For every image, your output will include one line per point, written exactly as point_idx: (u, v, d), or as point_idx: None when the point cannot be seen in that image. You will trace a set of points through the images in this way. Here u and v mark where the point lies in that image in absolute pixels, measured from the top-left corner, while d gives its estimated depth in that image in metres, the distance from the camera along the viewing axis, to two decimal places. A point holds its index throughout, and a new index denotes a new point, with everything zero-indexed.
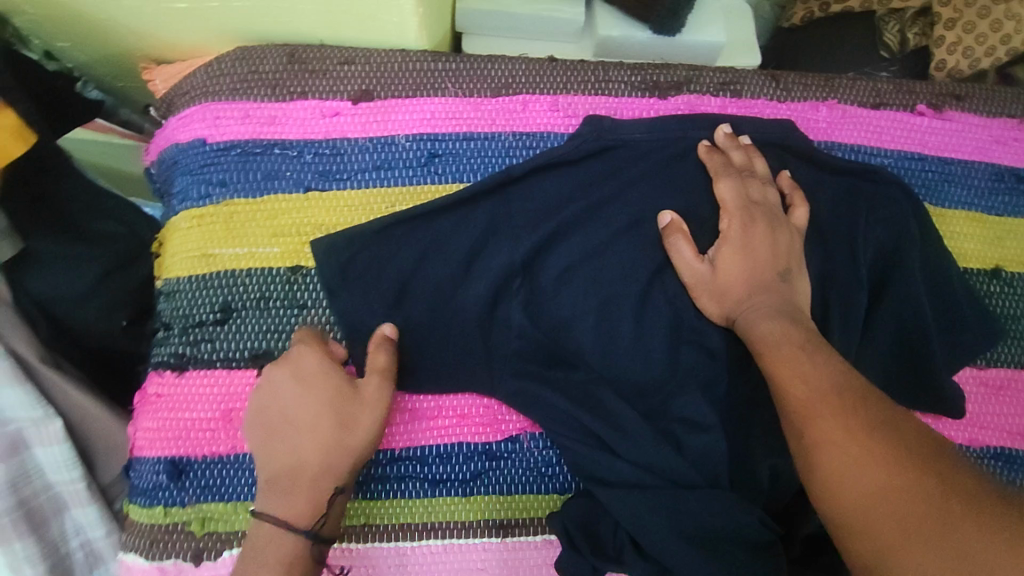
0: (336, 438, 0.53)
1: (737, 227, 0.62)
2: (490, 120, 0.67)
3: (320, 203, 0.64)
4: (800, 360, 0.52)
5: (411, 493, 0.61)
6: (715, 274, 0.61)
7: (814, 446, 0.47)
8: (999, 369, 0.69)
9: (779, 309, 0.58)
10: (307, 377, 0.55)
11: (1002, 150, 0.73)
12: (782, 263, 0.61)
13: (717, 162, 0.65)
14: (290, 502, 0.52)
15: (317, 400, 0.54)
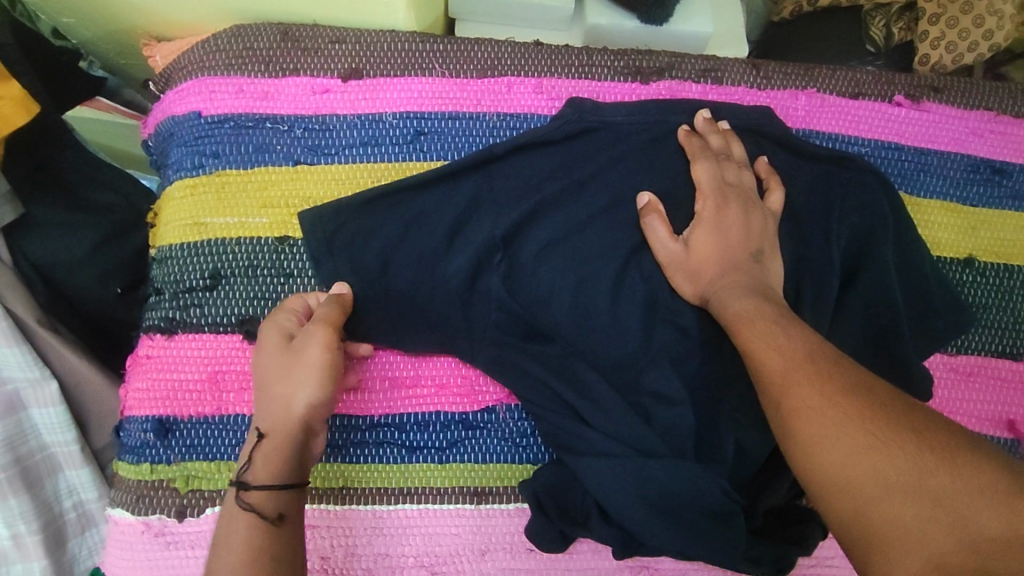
0: (262, 395, 0.56)
1: (712, 208, 0.64)
2: (475, 100, 0.69)
3: (309, 176, 0.66)
4: (767, 334, 0.54)
5: (388, 458, 0.64)
6: (689, 253, 0.63)
7: (795, 413, 0.48)
8: (969, 356, 0.71)
9: (750, 287, 0.60)
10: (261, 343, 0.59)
11: (979, 142, 0.74)
12: (755, 244, 0.63)
13: (696, 146, 0.67)
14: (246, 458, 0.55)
15: (262, 363, 0.57)
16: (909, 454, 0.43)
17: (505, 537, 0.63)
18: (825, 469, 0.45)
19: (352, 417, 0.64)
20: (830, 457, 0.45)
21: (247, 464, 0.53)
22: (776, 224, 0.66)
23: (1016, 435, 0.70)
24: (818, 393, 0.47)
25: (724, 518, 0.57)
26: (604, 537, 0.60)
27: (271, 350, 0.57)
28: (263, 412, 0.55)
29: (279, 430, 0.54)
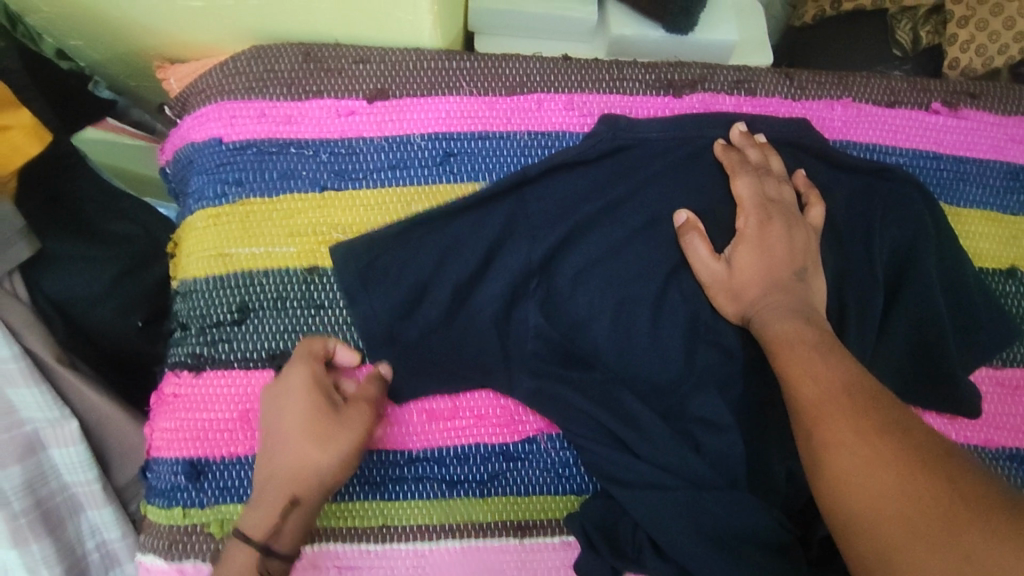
0: (293, 460, 0.52)
1: (754, 224, 0.62)
2: (505, 119, 0.67)
3: (337, 202, 0.64)
4: (817, 361, 0.53)
5: (428, 494, 0.61)
6: (732, 273, 0.61)
7: (824, 447, 0.48)
8: (1015, 369, 0.68)
9: (795, 309, 0.58)
10: (286, 387, 0.54)
11: (1018, 149, 0.71)
12: (800, 262, 0.61)
13: (734, 161, 0.64)
14: (252, 513, 0.52)
15: (289, 414, 0.53)
16: (938, 505, 0.41)
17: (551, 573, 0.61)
18: (855, 505, 0.44)
19: (390, 452, 0.62)
20: (860, 495, 0.44)
21: (272, 532, 0.51)
22: (818, 240, 0.64)
23: None
24: (850, 429, 0.47)
25: (781, 550, 0.55)
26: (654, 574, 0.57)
27: (307, 408, 0.53)
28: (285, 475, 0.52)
29: (312, 504, 0.52)
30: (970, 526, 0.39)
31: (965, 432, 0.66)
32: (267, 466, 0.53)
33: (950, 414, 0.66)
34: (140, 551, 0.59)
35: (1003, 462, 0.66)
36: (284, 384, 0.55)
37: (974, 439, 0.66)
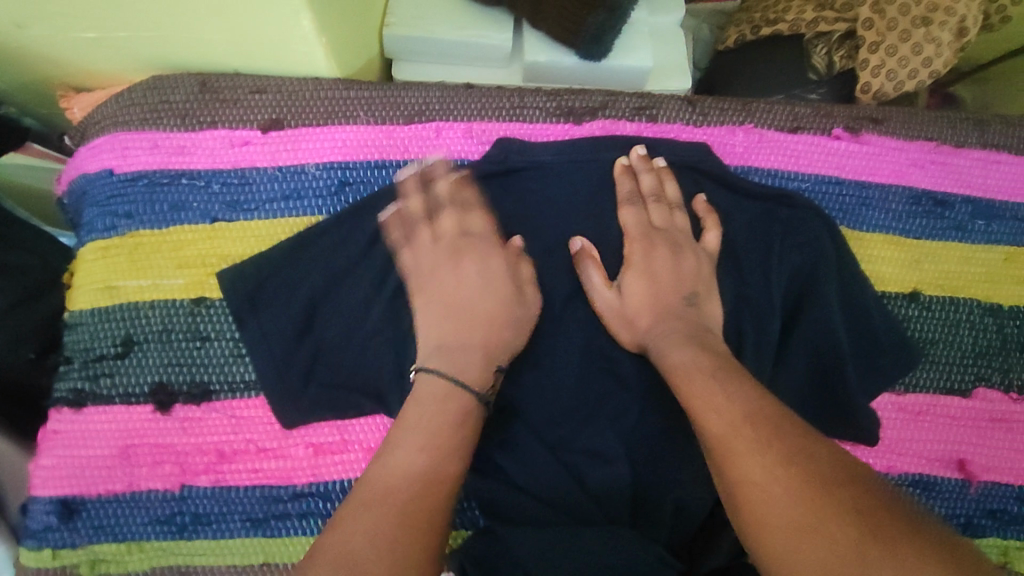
0: (501, 327, 0.58)
1: (640, 253, 0.62)
2: (402, 147, 0.66)
3: (227, 233, 0.64)
4: (717, 395, 0.51)
5: (311, 530, 0.60)
6: (624, 301, 0.61)
7: (734, 484, 0.46)
8: (918, 395, 0.67)
9: (689, 335, 0.57)
10: (491, 264, 0.61)
11: (919, 173, 0.70)
12: (689, 287, 0.61)
13: (627, 188, 0.65)
14: (461, 365, 0.55)
15: (498, 287, 0.60)
16: (846, 540, 0.40)
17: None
18: (766, 550, 0.43)
19: (273, 487, 0.61)
20: (770, 540, 0.42)
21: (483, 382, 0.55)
22: (713, 265, 0.64)
23: (970, 476, 0.65)
24: (758, 467, 0.45)
25: None
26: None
27: (515, 289, 0.60)
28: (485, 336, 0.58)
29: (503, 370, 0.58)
30: (878, 558, 0.39)
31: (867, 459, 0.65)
32: (463, 326, 0.58)
33: (849, 441, 0.65)
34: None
35: (910, 489, 0.65)
36: (487, 260, 0.61)
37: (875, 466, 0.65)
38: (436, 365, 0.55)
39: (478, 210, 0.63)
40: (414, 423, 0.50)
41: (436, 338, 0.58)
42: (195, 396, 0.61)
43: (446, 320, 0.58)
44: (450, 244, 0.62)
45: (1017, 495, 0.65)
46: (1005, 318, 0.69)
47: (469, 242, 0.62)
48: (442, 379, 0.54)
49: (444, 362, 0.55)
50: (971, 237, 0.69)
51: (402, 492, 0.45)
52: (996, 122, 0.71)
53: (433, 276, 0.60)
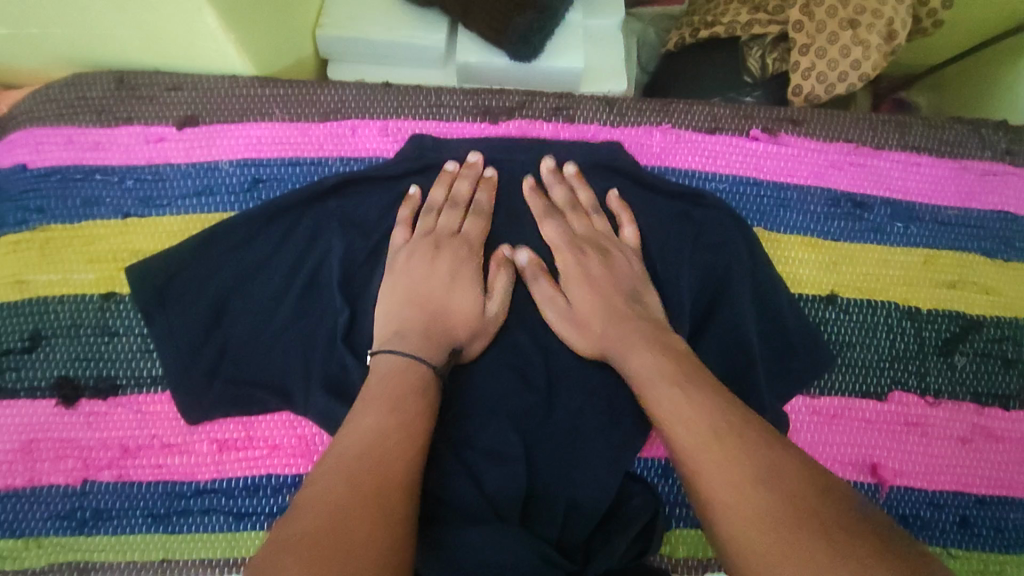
0: (463, 314, 0.61)
1: (575, 260, 0.63)
2: (317, 145, 0.66)
3: (140, 229, 0.64)
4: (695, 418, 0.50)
5: (213, 527, 0.60)
6: (576, 306, 0.62)
7: (710, 501, 0.45)
8: (832, 398, 0.67)
9: (648, 342, 0.57)
10: (467, 260, 0.63)
11: (839, 175, 0.70)
12: (626, 284, 0.62)
13: (540, 205, 0.65)
14: (418, 345, 0.58)
15: (462, 278, 0.62)
16: (829, 559, 0.39)
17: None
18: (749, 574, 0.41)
19: (176, 483, 0.61)
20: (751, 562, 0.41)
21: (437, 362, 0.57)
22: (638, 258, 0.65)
23: (881, 480, 0.65)
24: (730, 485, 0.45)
25: None
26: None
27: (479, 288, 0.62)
28: (441, 313, 0.60)
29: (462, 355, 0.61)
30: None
31: None
32: (426, 313, 0.60)
33: None
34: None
35: None
36: (461, 258, 0.63)
37: None
38: (393, 346, 0.57)
39: (486, 209, 0.65)
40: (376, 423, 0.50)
41: (395, 323, 0.59)
42: (102, 391, 0.61)
43: (410, 308, 0.60)
44: (432, 240, 0.63)
45: (930, 500, 0.64)
46: (923, 321, 0.68)
47: (454, 240, 0.63)
48: (400, 358, 0.56)
49: (400, 345, 0.57)
50: (889, 240, 0.69)
51: (363, 489, 0.45)
52: (917, 125, 0.71)
53: (405, 265, 0.62)
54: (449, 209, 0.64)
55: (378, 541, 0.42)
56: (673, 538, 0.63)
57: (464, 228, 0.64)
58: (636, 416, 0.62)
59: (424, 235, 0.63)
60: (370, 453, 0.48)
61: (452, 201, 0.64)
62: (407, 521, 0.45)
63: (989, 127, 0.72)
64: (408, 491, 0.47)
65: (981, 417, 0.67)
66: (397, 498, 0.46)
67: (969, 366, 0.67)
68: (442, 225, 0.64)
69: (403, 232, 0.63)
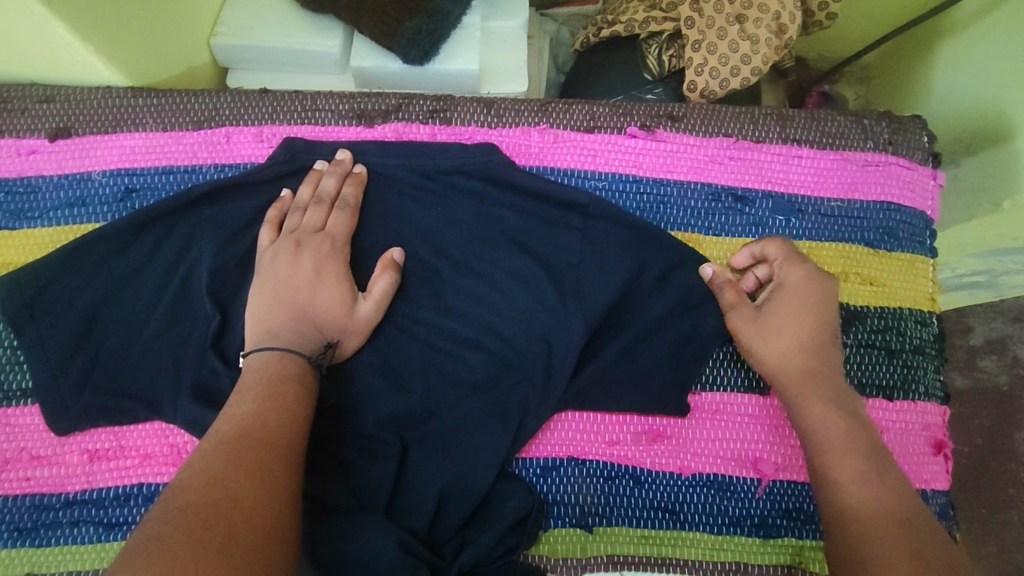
0: (329, 312, 0.60)
1: (801, 278, 0.62)
2: (191, 153, 0.67)
3: (11, 241, 0.64)
4: (860, 470, 0.54)
5: (82, 538, 0.59)
6: (783, 315, 0.61)
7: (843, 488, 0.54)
8: (714, 393, 0.65)
9: (832, 398, 0.58)
10: (331, 258, 0.62)
11: (719, 169, 0.70)
12: (835, 321, 0.62)
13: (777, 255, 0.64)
14: (285, 342, 0.57)
15: (329, 276, 0.61)
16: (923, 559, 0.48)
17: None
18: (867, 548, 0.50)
19: (45, 495, 0.60)
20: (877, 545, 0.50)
21: (305, 357, 0.57)
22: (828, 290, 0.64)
23: (764, 476, 0.63)
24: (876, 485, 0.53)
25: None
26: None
27: (346, 286, 0.61)
28: (313, 311, 0.60)
29: (339, 352, 0.60)
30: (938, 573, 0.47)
31: (656, 458, 0.63)
32: (291, 312, 0.59)
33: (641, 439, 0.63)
34: None
35: (703, 490, 0.63)
36: (328, 256, 0.62)
37: (668, 466, 0.63)
38: (263, 345, 0.57)
39: (350, 206, 0.64)
40: (271, 422, 0.51)
41: (262, 324, 0.59)
42: None
43: (274, 308, 0.60)
44: (296, 237, 0.62)
45: (812, 494, 0.63)
46: None
47: (319, 238, 0.63)
48: (271, 352, 0.56)
49: (267, 345, 0.57)
50: (772, 232, 0.69)
51: (246, 491, 0.45)
52: (799, 117, 0.71)
53: (272, 267, 0.61)
54: (314, 207, 0.64)
55: (241, 544, 0.42)
56: (552, 538, 0.61)
57: (329, 225, 0.63)
58: (510, 414, 0.62)
59: (290, 234, 0.63)
60: (242, 454, 0.48)
61: (318, 198, 0.64)
62: (262, 524, 0.44)
63: (872, 117, 0.72)
64: (258, 487, 0.46)
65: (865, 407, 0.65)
66: (268, 496, 0.46)
67: (852, 358, 0.66)
68: (308, 222, 0.63)
69: (269, 232, 0.63)
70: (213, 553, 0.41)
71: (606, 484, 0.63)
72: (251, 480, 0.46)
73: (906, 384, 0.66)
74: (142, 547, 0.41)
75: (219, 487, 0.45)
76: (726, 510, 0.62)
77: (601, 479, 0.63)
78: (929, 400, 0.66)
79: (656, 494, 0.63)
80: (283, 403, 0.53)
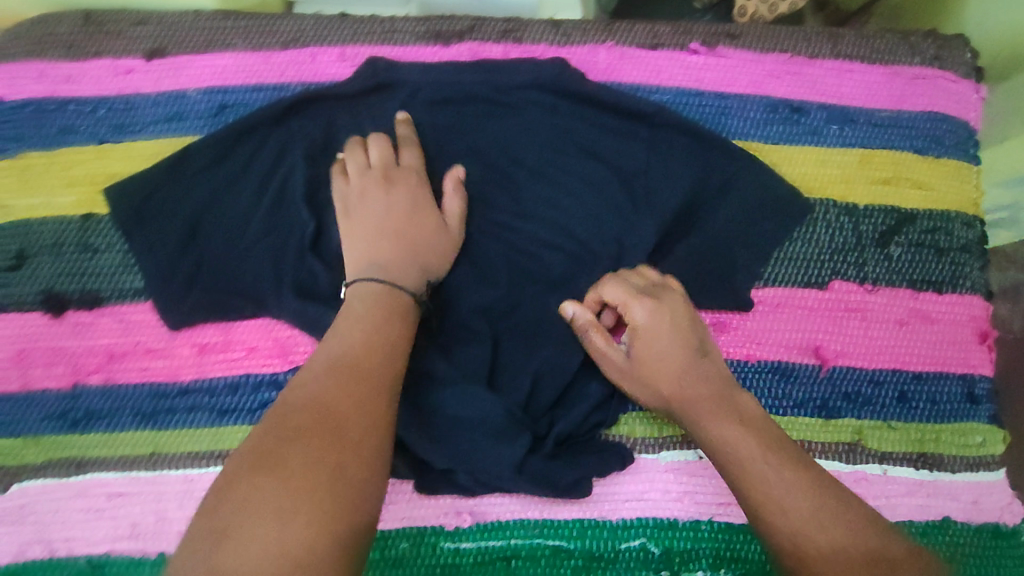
0: (418, 239, 0.62)
1: (646, 313, 0.60)
2: (279, 72, 0.70)
3: (114, 153, 0.68)
4: (786, 479, 0.51)
5: (198, 422, 0.64)
6: (653, 356, 0.60)
7: (763, 509, 0.50)
8: (777, 288, 0.69)
9: (724, 412, 0.57)
10: (410, 190, 0.64)
11: (777, 83, 0.74)
12: (694, 338, 0.61)
13: (623, 293, 0.62)
14: (388, 272, 0.59)
15: (410, 206, 0.64)
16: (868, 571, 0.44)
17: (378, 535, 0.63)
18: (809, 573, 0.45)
19: (161, 384, 0.64)
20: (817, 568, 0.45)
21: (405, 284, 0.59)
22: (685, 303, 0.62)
23: (825, 361, 0.68)
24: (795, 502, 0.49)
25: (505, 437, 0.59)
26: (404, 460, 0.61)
27: (431, 214, 0.64)
28: (403, 239, 0.62)
29: (435, 276, 0.63)
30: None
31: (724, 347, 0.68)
32: (387, 244, 0.61)
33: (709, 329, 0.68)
34: (99, 467, 0.62)
35: (769, 375, 0.68)
36: (407, 187, 0.64)
37: (734, 355, 0.68)
38: (371, 277, 0.58)
39: (412, 141, 0.67)
40: (340, 344, 0.52)
41: (363, 258, 0.60)
42: (87, 302, 0.65)
43: (371, 242, 0.61)
44: (373, 174, 0.64)
45: (869, 378, 0.68)
46: (860, 216, 0.71)
47: (394, 174, 0.64)
48: (375, 283, 0.58)
49: (371, 275, 0.59)
50: (827, 141, 0.73)
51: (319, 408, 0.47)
52: (849, 36, 0.75)
53: (358, 207, 0.63)
54: (380, 146, 0.65)
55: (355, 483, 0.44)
56: (630, 420, 0.66)
57: (400, 161, 0.65)
58: (592, 307, 0.66)
59: (365, 175, 0.64)
60: (345, 394, 0.48)
61: (376, 141, 0.66)
62: (343, 432, 0.46)
63: (919, 35, 0.76)
64: (322, 405, 0.47)
65: (917, 300, 0.70)
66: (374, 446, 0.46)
67: (904, 256, 0.71)
68: (377, 160, 0.65)
69: (342, 177, 0.65)
70: (299, 464, 0.43)
71: None
72: (313, 403, 0.47)
73: (955, 279, 0.71)
74: (218, 482, 0.43)
75: (294, 414, 0.46)
76: (789, 393, 0.68)
77: None
78: (975, 294, 0.71)
79: None
80: (388, 308, 0.56)
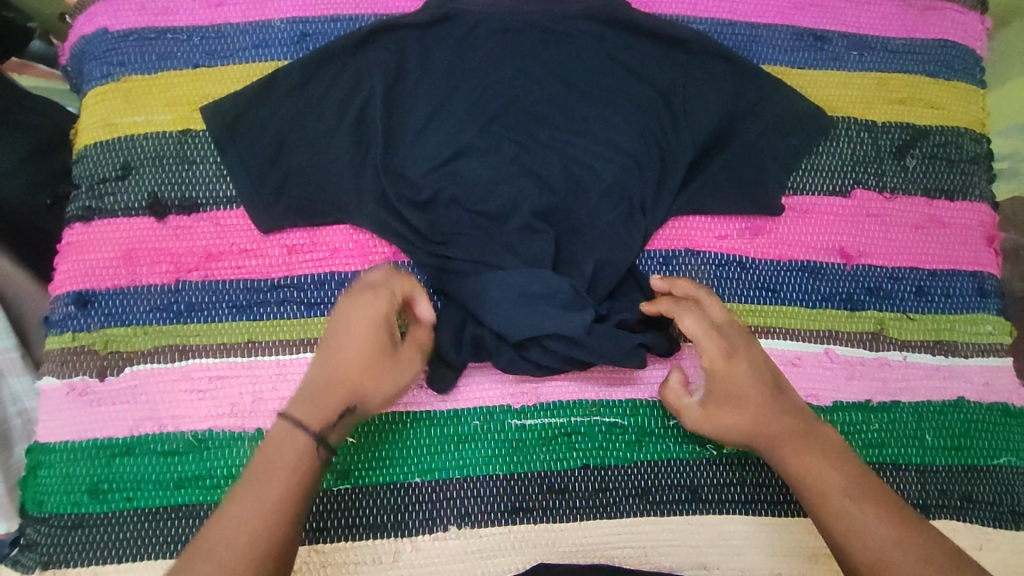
0: (362, 377, 0.60)
1: (722, 347, 0.65)
2: (353, 4, 0.78)
3: (208, 77, 0.75)
4: (864, 513, 0.57)
5: (289, 314, 0.71)
6: (736, 392, 0.64)
7: (855, 539, 0.57)
8: (803, 196, 0.77)
9: (808, 443, 0.62)
10: (367, 316, 0.61)
11: (802, 14, 0.81)
12: (768, 373, 0.65)
13: (700, 327, 0.65)
14: (311, 411, 0.58)
15: (367, 334, 0.61)
16: None
17: (451, 413, 0.70)
18: None
19: (254, 280, 0.71)
20: None
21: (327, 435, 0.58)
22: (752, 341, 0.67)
23: (849, 260, 0.75)
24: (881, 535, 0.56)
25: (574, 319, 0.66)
26: (479, 343, 0.68)
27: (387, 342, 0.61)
28: (344, 367, 0.60)
29: (363, 413, 0.61)
30: None
31: (757, 248, 0.75)
32: (330, 373, 0.60)
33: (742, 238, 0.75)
34: (202, 353, 0.69)
35: (799, 273, 0.75)
36: (367, 310, 0.61)
37: (768, 255, 0.75)
38: (290, 415, 0.58)
39: (396, 271, 0.64)
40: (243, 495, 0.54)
41: (306, 385, 0.59)
42: (187, 208, 0.72)
43: (316, 372, 0.60)
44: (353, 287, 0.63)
45: (890, 275, 0.75)
46: (879, 132, 0.78)
47: (361, 295, 0.62)
48: (285, 424, 0.57)
49: (299, 410, 0.58)
50: (848, 65, 0.80)
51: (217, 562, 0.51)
52: None
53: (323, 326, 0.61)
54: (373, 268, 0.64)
55: None
56: None
57: (370, 281, 0.63)
58: (642, 210, 0.73)
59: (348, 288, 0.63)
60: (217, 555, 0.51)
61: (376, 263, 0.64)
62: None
63: None
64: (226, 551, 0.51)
65: (930, 207, 0.77)
66: None
67: (918, 166, 0.78)
68: (359, 278, 0.63)
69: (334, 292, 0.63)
70: None
71: (720, 269, 0.75)
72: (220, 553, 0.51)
73: (965, 187, 0.78)
74: None
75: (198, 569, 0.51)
76: (818, 288, 0.75)
77: (714, 265, 0.75)
78: (982, 202, 0.78)
79: (761, 276, 0.74)
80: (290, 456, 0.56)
